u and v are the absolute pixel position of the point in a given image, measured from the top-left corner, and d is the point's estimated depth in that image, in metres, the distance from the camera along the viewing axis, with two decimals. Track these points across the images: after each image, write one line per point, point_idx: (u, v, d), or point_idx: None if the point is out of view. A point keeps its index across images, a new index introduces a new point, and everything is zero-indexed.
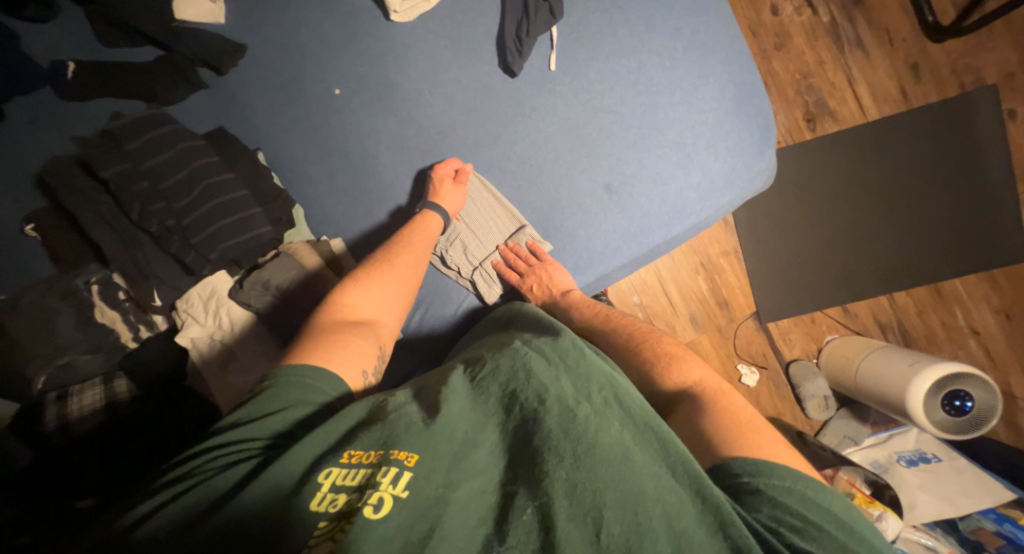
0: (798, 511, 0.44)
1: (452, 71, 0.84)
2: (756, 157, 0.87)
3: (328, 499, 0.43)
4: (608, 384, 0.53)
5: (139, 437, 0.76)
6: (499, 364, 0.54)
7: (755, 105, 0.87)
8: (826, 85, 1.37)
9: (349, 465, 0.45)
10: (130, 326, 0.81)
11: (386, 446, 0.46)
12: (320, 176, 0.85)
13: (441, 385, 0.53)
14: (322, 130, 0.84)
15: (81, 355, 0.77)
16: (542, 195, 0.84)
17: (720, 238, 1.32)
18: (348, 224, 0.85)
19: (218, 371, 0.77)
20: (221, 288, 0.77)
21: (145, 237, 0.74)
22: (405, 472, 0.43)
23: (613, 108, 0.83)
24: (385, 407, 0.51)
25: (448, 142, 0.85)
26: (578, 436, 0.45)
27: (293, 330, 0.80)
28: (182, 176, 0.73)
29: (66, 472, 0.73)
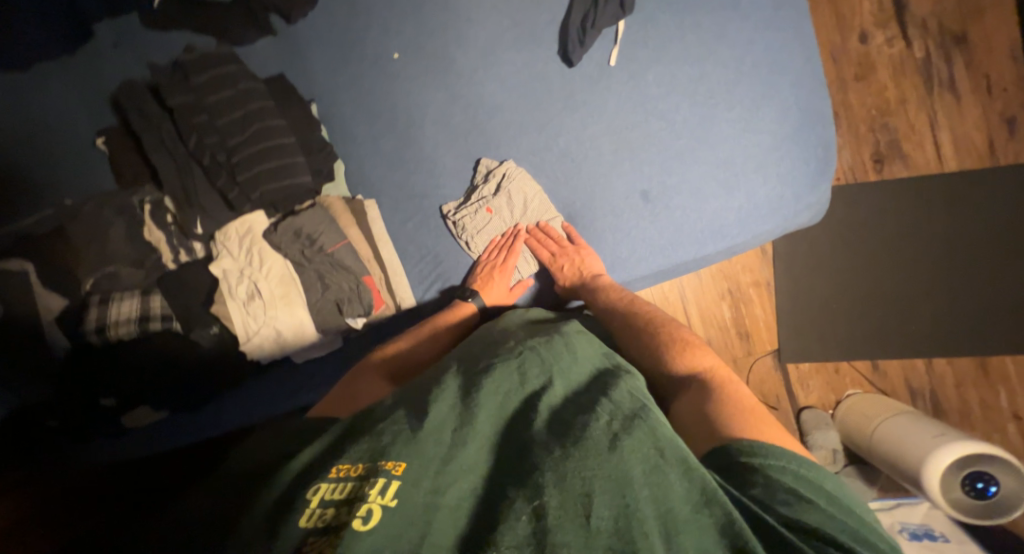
0: (791, 486, 0.42)
1: (510, 52, 0.84)
2: (807, 190, 0.83)
3: (315, 515, 0.37)
4: (598, 391, 0.51)
5: (161, 357, 0.82)
6: (490, 368, 0.53)
7: (818, 134, 0.83)
8: (904, 126, 1.28)
9: (338, 479, 0.39)
10: (173, 249, 0.86)
11: (375, 457, 0.41)
12: (365, 136, 0.87)
13: (433, 383, 0.51)
14: (375, 92, 0.86)
15: (126, 267, 0.84)
16: (576, 193, 0.84)
17: (754, 267, 1.28)
18: (384, 188, 0.87)
19: (242, 305, 0.79)
20: (258, 227, 0.80)
21: (197, 167, 0.79)
22: (393, 481, 0.38)
23: (665, 115, 0.81)
24: (371, 414, 0.47)
25: (493, 124, 0.85)
26: (568, 436, 0.44)
27: (316, 280, 0.82)
28: (238, 116, 0.77)
29: (95, 373, 0.81)
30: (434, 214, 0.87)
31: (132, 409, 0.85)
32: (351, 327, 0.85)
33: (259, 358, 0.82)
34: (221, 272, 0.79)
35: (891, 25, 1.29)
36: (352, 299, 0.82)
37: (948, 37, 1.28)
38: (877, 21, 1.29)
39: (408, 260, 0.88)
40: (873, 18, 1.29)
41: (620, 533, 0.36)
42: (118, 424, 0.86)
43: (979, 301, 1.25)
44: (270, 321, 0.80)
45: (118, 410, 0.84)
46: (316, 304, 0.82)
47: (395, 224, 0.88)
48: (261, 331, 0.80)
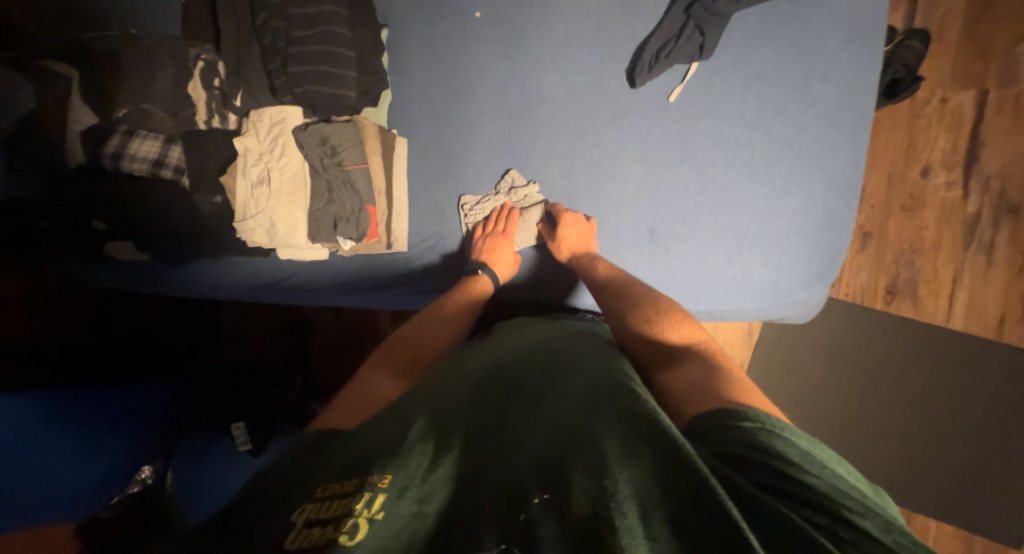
0: (766, 443, 0.43)
1: (584, 53, 0.84)
2: (802, 286, 0.84)
3: (301, 535, 0.38)
4: (568, 396, 0.54)
5: (158, 206, 0.87)
6: (470, 402, 0.58)
7: (832, 239, 0.83)
8: (923, 270, 1.29)
9: (320, 499, 0.41)
10: (209, 112, 0.91)
11: (359, 474, 0.43)
12: (419, 78, 0.89)
13: (408, 408, 0.55)
14: (445, 41, 0.88)
15: (158, 111, 0.86)
16: (588, 208, 0.85)
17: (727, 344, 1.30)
18: (419, 133, 0.91)
19: (249, 185, 0.82)
20: (290, 121, 0.83)
21: (256, 46, 0.82)
22: (378, 494, 0.40)
23: (700, 165, 0.81)
24: (350, 439, 0.50)
25: (540, 112, 0.87)
26: (544, 445, 0.46)
27: (321, 190, 0.84)
28: (310, 12, 0.79)
29: (98, 194, 0.86)
30: (454, 174, 0.91)
31: (117, 239, 0.91)
32: (339, 246, 0.89)
33: (245, 239, 0.85)
34: (242, 147, 0.82)
35: (956, 170, 1.28)
36: (349, 221, 0.84)
37: (1009, 202, 1.26)
38: (944, 162, 1.28)
39: (416, 207, 0.93)
40: (942, 158, 1.28)
41: (599, 510, 0.36)
42: (100, 248, 0.93)
43: (925, 458, 1.26)
44: (266, 210, 0.82)
45: (109, 234, 0.91)
46: (316, 211, 0.85)
47: (417, 168, 0.92)
48: (253, 215, 0.83)
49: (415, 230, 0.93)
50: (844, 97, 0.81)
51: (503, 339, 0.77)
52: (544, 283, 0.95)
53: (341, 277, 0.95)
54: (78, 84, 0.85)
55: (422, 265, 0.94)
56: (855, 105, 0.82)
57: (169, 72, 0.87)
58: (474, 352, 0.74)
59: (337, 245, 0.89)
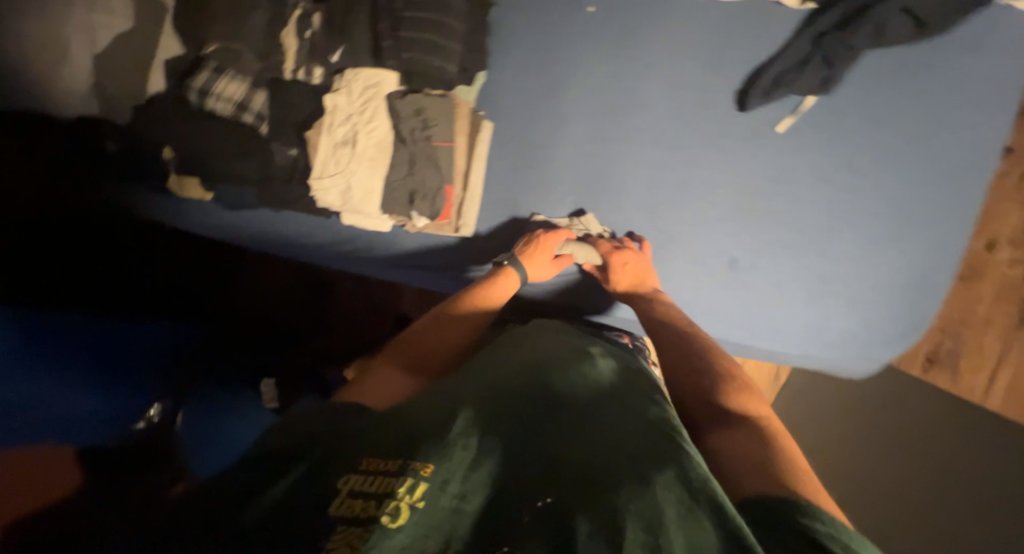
0: (821, 521, 0.40)
1: (696, 66, 0.81)
2: (882, 344, 0.81)
3: (345, 501, 0.42)
4: (607, 424, 0.55)
5: (231, 149, 0.86)
6: (513, 406, 0.59)
7: (923, 300, 0.79)
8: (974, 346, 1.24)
9: (366, 473, 0.45)
10: (297, 62, 0.88)
11: (403, 459, 0.47)
12: (518, 64, 0.87)
13: (456, 400, 0.57)
14: (553, 31, 0.85)
15: (248, 52, 0.84)
16: (665, 227, 0.84)
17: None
18: (509, 120, 0.89)
19: (333, 144, 0.81)
20: (385, 87, 0.80)
21: (365, 3, 0.79)
22: (420, 483, 0.43)
23: (795, 202, 0.79)
24: (403, 419, 0.54)
25: (636, 120, 0.85)
26: (579, 472, 0.47)
27: (404, 162, 0.82)
28: None
29: (177, 127, 0.85)
30: (534, 168, 0.89)
31: (184, 174, 0.90)
32: (411, 221, 0.86)
33: (318, 199, 0.82)
34: (331, 103, 0.81)
35: None
36: (426, 197, 0.83)
37: None
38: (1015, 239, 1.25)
39: (489, 195, 0.90)
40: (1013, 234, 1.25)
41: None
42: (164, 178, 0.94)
43: None
44: (345, 174, 0.80)
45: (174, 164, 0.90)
46: (394, 182, 0.83)
47: (499, 155, 0.89)
48: (331, 176, 0.81)
49: (486, 217, 0.91)
50: (967, 157, 0.77)
51: (550, 339, 0.77)
52: (602, 291, 0.94)
53: (389, 253, 0.95)
54: (176, 14, 0.84)
55: (482, 253, 0.93)
56: (977, 165, 0.77)
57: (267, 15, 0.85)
58: (521, 349, 0.74)
59: (406, 219, 0.87)
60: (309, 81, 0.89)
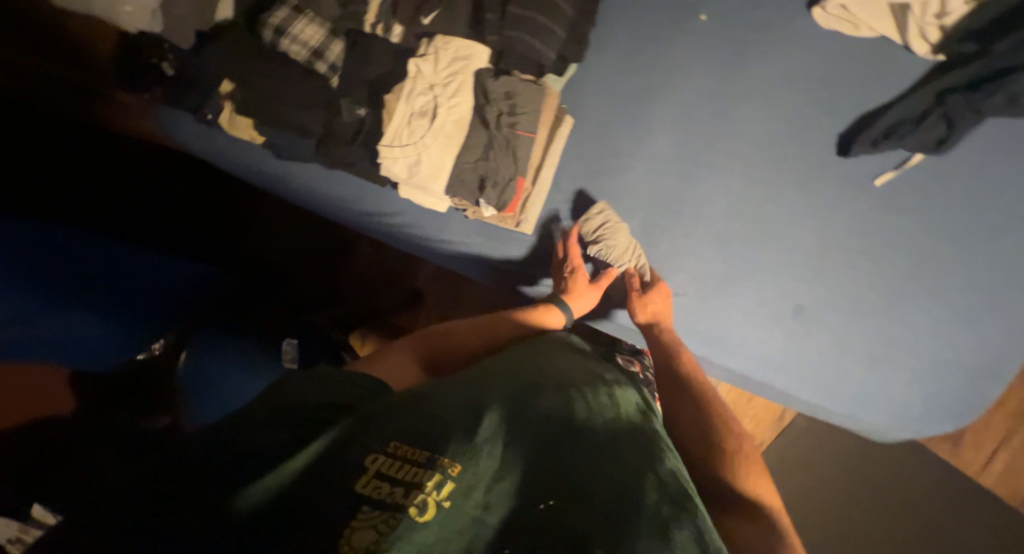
0: None
1: (798, 100, 0.78)
2: (933, 420, 0.78)
3: (371, 483, 0.38)
4: (642, 457, 0.51)
5: (295, 96, 0.82)
6: (545, 412, 0.54)
7: (986, 383, 0.77)
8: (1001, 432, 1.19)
9: (394, 457, 0.41)
10: (376, 17, 0.84)
11: (435, 451, 0.42)
12: (613, 61, 0.82)
13: (485, 401, 0.53)
14: (659, 33, 0.81)
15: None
16: (735, 261, 0.80)
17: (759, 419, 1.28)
18: (592, 118, 0.84)
19: (410, 112, 0.75)
20: (475, 61, 0.75)
21: None
22: (448, 481, 0.39)
23: (876, 258, 0.76)
24: (432, 407, 0.50)
25: (726, 143, 0.80)
26: (616, 501, 0.43)
27: (481, 145, 0.77)
28: None
29: (243, 64, 0.82)
30: (609, 175, 0.84)
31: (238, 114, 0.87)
32: (476, 208, 0.82)
33: (384, 167, 0.77)
34: (415, 68, 0.75)
35: None
36: (496, 185, 0.78)
37: None
38: None
39: (555, 194, 0.86)
40: None
41: None
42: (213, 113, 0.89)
43: None
44: (419, 146, 0.75)
45: (229, 99, 0.87)
46: (465, 165, 0.78)
47: (574, 154, 0.85)
48: (404, 146, 0.76)
49: (549, 217, 0.86)
50: None
51: (573, 353, 0.73)
52: None
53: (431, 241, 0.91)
54: None
55: (533, 257, 0.88)
56: None
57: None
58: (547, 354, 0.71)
59: (469, 205, 0.82)
60: (387, 39, 0.84)
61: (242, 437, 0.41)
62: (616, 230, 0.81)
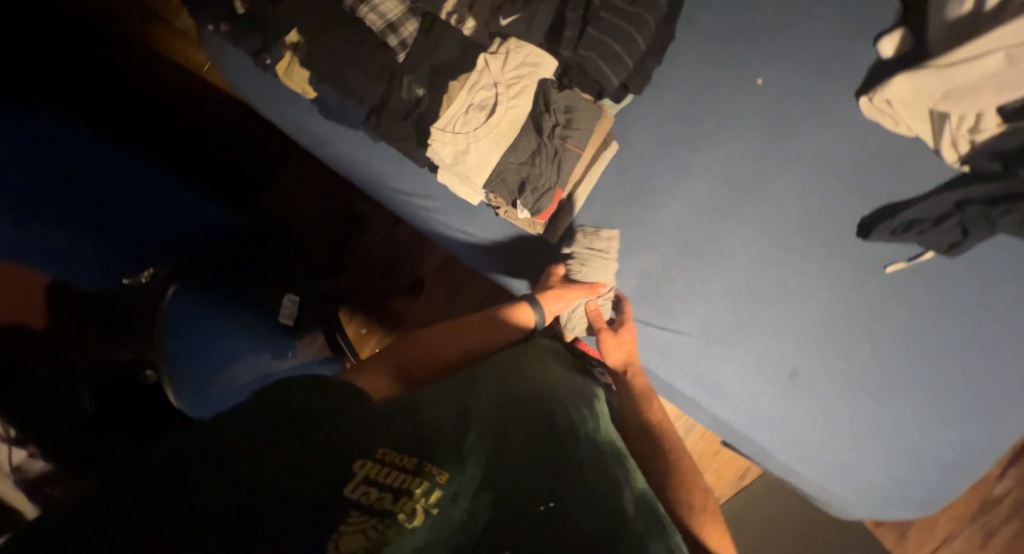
0: None
1: (830, 176, 0.83)
2: (895, 505, 0.81)
3: (360, 488, 0.35)
4: (604, 461, 0.53)
5: (358, 63, 0.82)
6: (524, 422, 0.54)
7: (950, 480, 0.80)
8: (948, 531, 1.22)
9: (381, 461, 0.39)
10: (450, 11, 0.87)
11: (419, 459, 0.41)
12: (667, 103, 0.87)
13: (462, 408, 0.52)
14: (715, 86, 0.85)
15: None
16: (742, 314, 0.84)
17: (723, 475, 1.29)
18: (636, 150, 0.88)
19: (469, 104, 0.77)
20: (542, 70, 0.77)
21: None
22: (436, 490, 0.38)
23: (873, 339, 0.80)
24: (408, 414, 0.48)
25: (756, 201, 0.85)
26: (595, 511, 0.43)
27: (529, 150, 0.80)
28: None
29: (312, 19, 0.83)
30: (641, 206, 0.88)
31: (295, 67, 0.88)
32: (510, 208, 0.84)
33: (431, 150, 0.79)
34: (484, 62, 0.78)
35: None
36: (535, 191, 0.81)
37: None
38: None
39: (586, 212, 0.89)
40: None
41: None
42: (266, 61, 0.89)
43: None
44: (470, 138, 0.77)
45: (292, 50, 0.87)
46: (509, 164, 0.80)
47: (612, 179, 0.89)
48: (455, 134, 0.77)
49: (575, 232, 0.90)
50: None
51: (554, 366, 0.73)
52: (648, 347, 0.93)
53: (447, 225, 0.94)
54: None
55: (541, 257, 0.92)
56: None
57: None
58: (525, 367, 0.70)
59: (503, 203, 0.84)
60: (459, 30, 0.86)
61: (202, 443, 0.35)
62: (596, 260, 0.84)
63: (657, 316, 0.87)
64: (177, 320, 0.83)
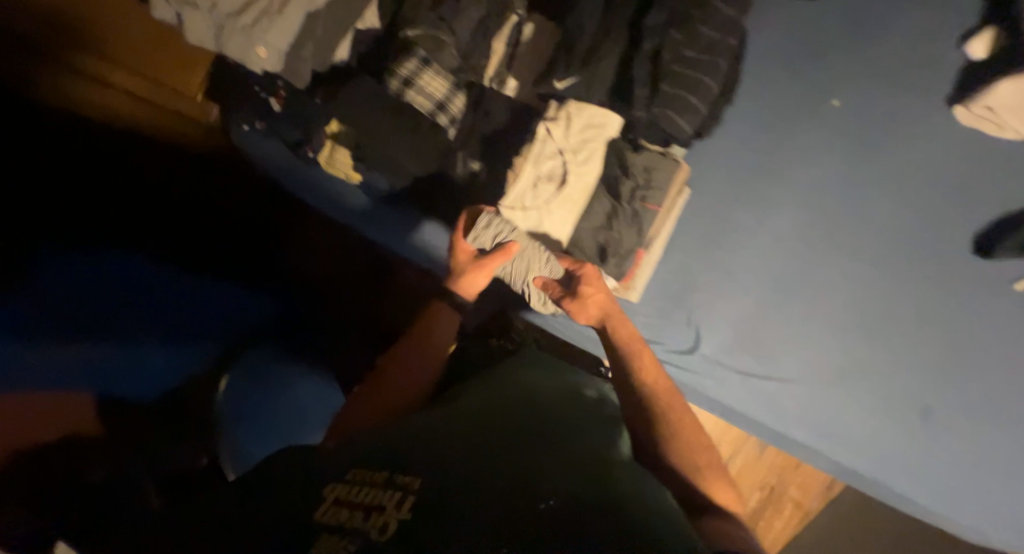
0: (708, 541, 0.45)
1: (927, 191, 0.76)
2: None
3: (330, 512, 0.38)
4: (611, 452, 0.49)
5: (405, 145, 0.79)
6: (493, 411, 0.56)
7: None
8: None
9: (351, 485, 0.42)
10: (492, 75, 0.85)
11: (390, 472, 0.43)
12: (736, 137, 0.81)
13: (434, 416, 0.55)
14: (785, 114, 0.79)
15: (451, 49, 0.78)
16: (855, 353, 0.77)
17: (809, 489, 1.24)
18: (708, 190, 0.82)
19: (534, 177, 0.72)
20: (608, 130, 0.72)
21: (620, 41, 0.69)
22: (408, 495, 0.38)
23: (1001, 363, 0.75)
24: (389, 436, 0.51)
25: (849, 228, 0.78)
26: (563, 466, 0.44)
27: (603, 213, 0.75)
28: (710, 37, 0.66)
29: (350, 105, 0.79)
30: (723, 249, 0.82)
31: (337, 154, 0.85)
32: None
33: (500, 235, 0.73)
34: (545, 131, 0.72)
35: None
36: (617, 255, 0.76)
37: None
38: None
39: (665, 261, 0.83)
40: None
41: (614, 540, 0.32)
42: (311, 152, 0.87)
43: None
44: (542, 214, 0.72)
45: (332, 139, 0.83)
46: (583, 232, 0.75)
47: (686, 224, 0.83)
48: (525, 212, 0.72)
49: (654, 284, 0.83)
50: None
51: (542, 363, 0.75)
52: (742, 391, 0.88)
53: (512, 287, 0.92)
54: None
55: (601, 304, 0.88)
56: None
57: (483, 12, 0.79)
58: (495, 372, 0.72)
59: None
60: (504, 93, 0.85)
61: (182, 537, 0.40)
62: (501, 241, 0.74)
63: (761, 365, 0.80)
64: (229, 404, 0.81)
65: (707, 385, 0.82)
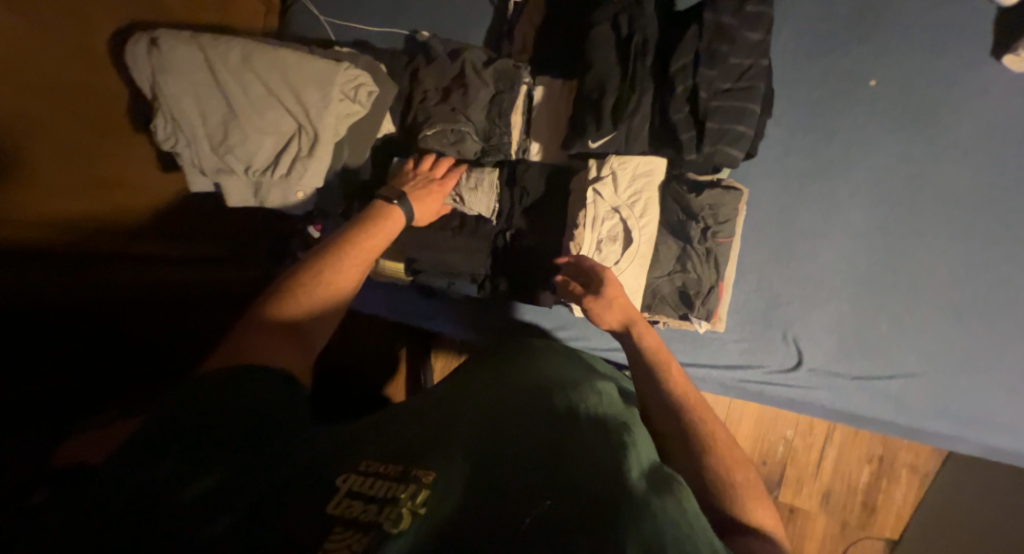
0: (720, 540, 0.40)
1: (992, 146, 0.74)
2: None
3: (343, 502, 0.31)
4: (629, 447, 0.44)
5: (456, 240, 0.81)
6: (506, 402, 0.49)
7: None
8: None
9: (367, 473, 0.34)
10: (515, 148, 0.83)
11: (407, 462, 0.36)
12: (781, 142, 0.78)
13: (444, 405, 0.49)
14: (825, 103, 0.77)
15: (472, 134, 0.78)
16: (958, 318, 0.74)
17: (923, 449, 1.01)
18: (765, 200, 0.79)
19: (596, 243, 0.70)
20: (658, 175, 0.70)
21: (651, 91, 0.69)
22: (425, 490, 0.34)
23: None
24: (397, 418, 0.45)
25: (920, 200, 0.75)
26: (590, 458, 0.39)
27: (672, 256, 0.73)
28: (744, 63, 0.66)
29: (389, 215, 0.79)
30: (796, 254, 0.78)
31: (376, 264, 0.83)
32: (676, 320, 0.77)
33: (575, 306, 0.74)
34: (594, 194, 0.70)
35: None
36: (700, 295, 0.73)
37: None
38: None
39: (740, 282, 0.80)
40: None
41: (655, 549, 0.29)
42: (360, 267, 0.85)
43: None
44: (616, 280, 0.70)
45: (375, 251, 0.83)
46: (659, 280, 0.74)
47: (752, 239, 0.79)
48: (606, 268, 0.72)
49: (736, 309, 0.80)
50: None
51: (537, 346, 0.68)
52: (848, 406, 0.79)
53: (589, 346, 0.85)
54: (403, 105, 0.80)
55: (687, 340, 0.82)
56: None
57: (492, 91, 0.79)
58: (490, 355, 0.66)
59: (665, 319, 0.77)
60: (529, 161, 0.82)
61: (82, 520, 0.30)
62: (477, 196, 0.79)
63: (875, 364, 0.76)
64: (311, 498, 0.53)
65: (819, 396, 0.77)
